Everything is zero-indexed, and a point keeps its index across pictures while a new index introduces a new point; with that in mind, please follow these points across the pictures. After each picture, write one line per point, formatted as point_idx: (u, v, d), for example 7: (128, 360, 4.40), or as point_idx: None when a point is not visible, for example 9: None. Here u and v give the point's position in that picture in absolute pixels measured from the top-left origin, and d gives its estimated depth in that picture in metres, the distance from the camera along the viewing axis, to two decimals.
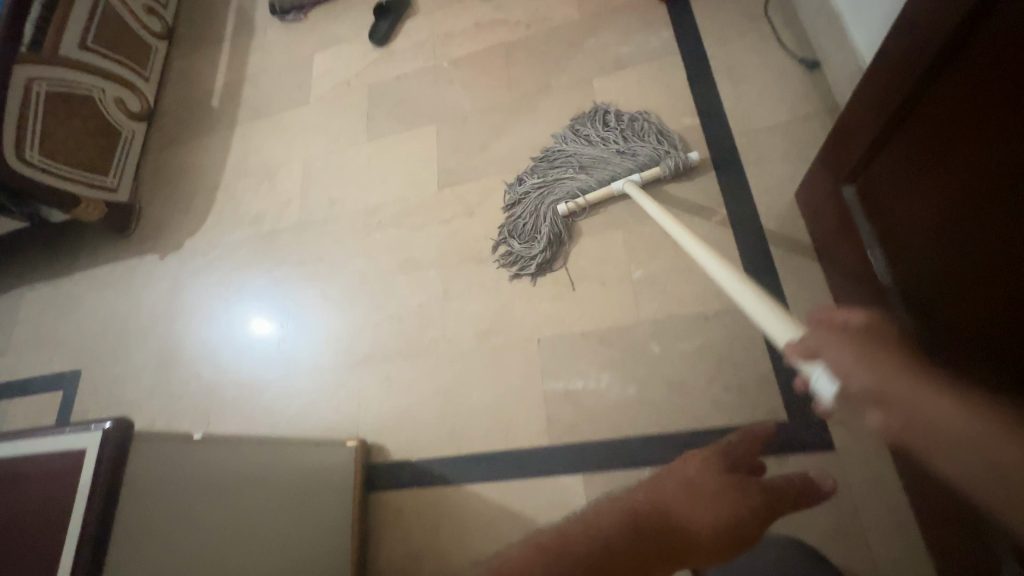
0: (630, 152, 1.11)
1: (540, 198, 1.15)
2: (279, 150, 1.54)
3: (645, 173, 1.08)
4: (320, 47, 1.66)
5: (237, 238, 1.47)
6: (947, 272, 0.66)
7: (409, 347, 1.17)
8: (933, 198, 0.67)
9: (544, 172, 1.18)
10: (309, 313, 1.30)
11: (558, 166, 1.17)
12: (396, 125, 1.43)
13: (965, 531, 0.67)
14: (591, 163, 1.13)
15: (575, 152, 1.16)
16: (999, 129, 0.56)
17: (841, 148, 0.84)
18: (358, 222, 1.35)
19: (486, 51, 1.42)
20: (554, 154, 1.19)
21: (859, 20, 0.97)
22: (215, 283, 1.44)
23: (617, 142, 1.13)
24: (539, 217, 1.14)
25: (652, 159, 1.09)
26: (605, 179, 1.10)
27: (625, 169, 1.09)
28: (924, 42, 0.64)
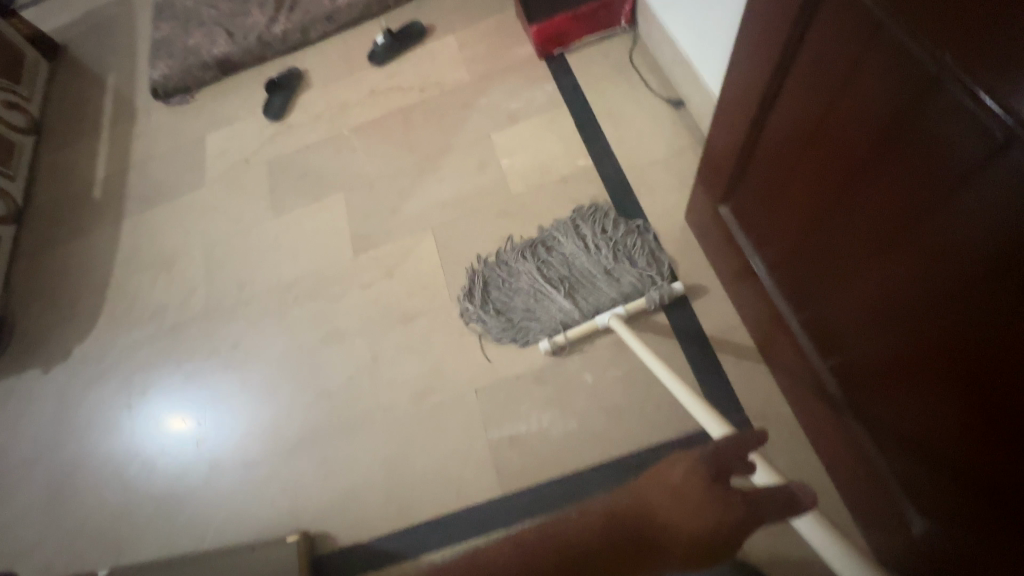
0: (618, 276, 1.07)
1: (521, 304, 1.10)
2: (178, 237, 1.46)
3: (634, 308, 1.03)
4: (212, 127, 1.62)
5: (137, 337, 1.35)
6: (822, 272, 0.73)
7: (344, 422, 1.12)
8: (788, 213, 0.77)
9: (533, 263, 1.13)
10: (229, 406, 1.20)
11: (548, 276, 1.11)
12: (303, 197, 1.41)
13: (878, 495, 0.76)
14: (580, 275, 1.09)
15: (568, 253, 1.12)
16: (832, 149, 0.63)
17: (710, 175, 0.95)
18: (274, 301, 1.29)
19: (384, 116, 1.46)
20: (545, 259, 1.13)
21: (706, 65, 1.11)
22: (116, 390, 1.29)
23: (610, 259, 1.09)
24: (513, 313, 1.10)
25: (638, 293, 1.06)
26: (589, 307, 1.05)
27: (610, 298, 1.06)
28: (747, 87, 0.75)
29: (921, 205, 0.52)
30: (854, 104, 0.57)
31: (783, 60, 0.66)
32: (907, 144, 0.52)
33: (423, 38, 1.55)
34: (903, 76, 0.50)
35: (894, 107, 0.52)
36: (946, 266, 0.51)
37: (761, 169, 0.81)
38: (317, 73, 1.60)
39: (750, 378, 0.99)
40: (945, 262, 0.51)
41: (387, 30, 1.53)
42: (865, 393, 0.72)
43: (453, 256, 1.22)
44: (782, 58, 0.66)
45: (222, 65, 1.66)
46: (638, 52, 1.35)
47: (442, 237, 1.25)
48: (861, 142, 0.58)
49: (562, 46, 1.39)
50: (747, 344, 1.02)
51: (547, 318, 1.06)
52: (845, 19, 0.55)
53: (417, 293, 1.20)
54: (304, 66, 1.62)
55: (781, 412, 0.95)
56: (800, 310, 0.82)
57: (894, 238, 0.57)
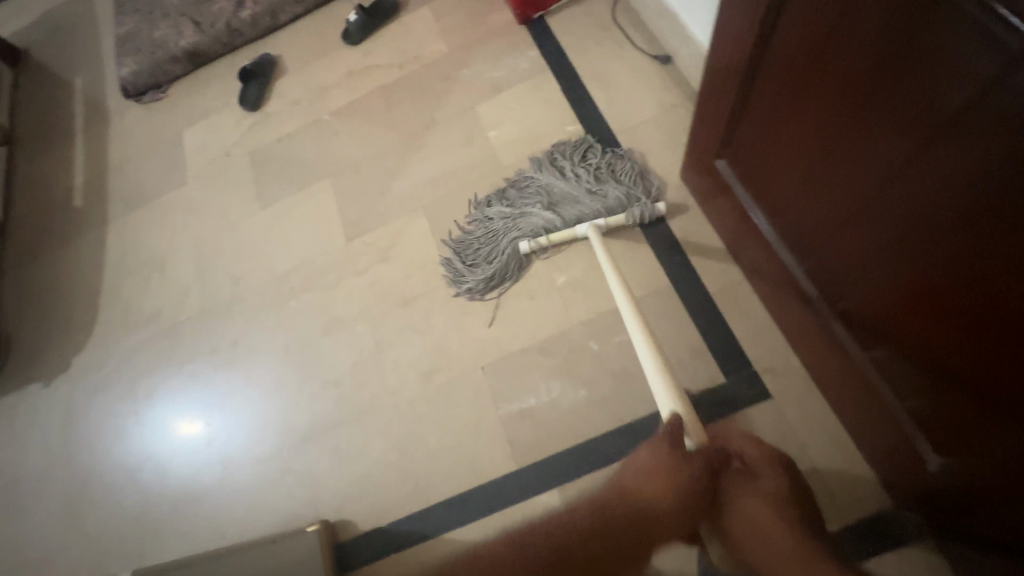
0: (598, 192, 1.10)
1: (503, 224, 1.13)
2: (165, 238, 1.43)
3: (612, 219, 1.06)
4: (188, 122, 1.57)
5: (135, 342, 1.33)
6: (824, 215, 0.71)
7: (353, 409, 1.11)
8: (786, 159, 0.75)
9: (511, 199, 1.16)
10: (236, 402, 1.20)
11: (529, 195, 1.15)
12: (288, 186, 1.38)
13: (891, 435, 0.76)
14: (559, 196, 1.12)
15: (545, 182, 1.14)
16: (829, 86, 0.61)
17: (705, 130, 0.92)
18: (270, 295, 1.27)
19: (364, 97, 1.42)
20: (528, 181, 1.16)
21: (695, 16, 1.07)
22: (120, 396, 1.28)
23: (592, 179, 1.11)
24: (497, 245, 1.11)
25: (618, 206, 1.08)
26: (570, 221, 1.08)
27: (591, 212, 1.08)
28: (738, 29, 0.72)
29: (927, 132, 0.51)
30: (851, 36, 0.55)
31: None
32: (910, 68, 0.50)
33: (398, 13, 1.49)
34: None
35: (896, 33, 0.50)
36: (955, 193, 0.50)
37: (756, 116, 0.78)
38: (291, 57, 1.54)
39: (756, 332, 0.98)
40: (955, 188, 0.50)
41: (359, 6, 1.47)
42: (874, 334, 0.71)
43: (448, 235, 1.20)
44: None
45: (192, 57, 1.60)
46: (621, 8, 1.30)
47: (435, 216, 1.22)
48: (859, 73, 0.56)
49: (542, 8, 1.33)
50: (751, 299, 1.01)
51: (527, 231, 1.10)
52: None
53: (415, 275, 1.18)
54: (277, 51, 1.57)
55: (789, 363, 0.95)
56: (803, 258, 0.80)
57: (898, 170, 0.56)
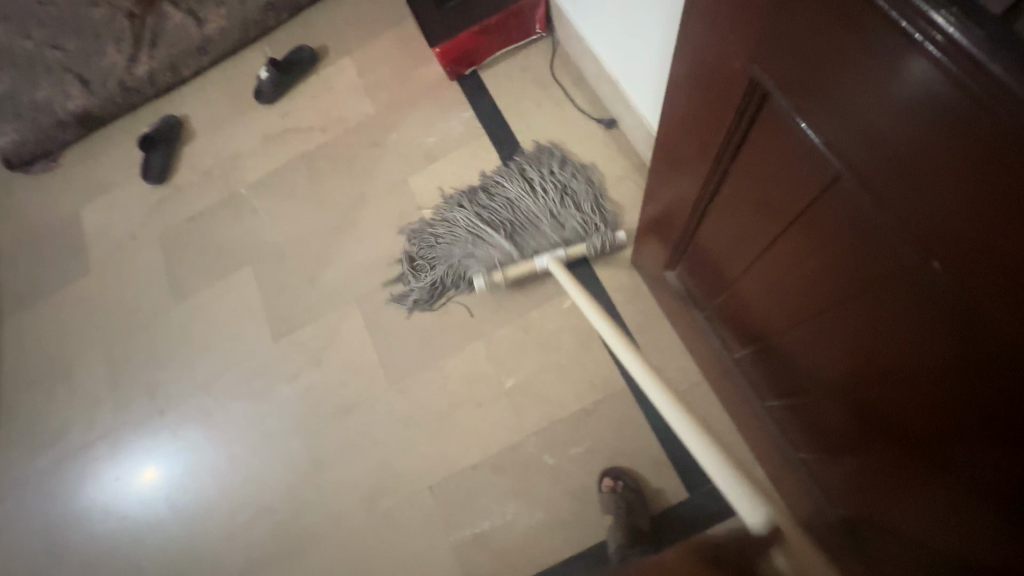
0: (559, 216, 1.02)
1: (461, 234, 1.05)
2: (71, 338, 1.27)
3: (571, 250, 0.99)
4: (86, 198, 1.38)
5: (42, 464, 1.18)
6: (804, 364, 0.60)
7: (291, 541, 1.00)
8: (752, 302, 0.64)
9: (476, 207, 1.07)
10: (161, 534, 1.07)
11: (496, 204, 1.06)
12: (205, 275, 1.23)
13: None
14: (521, 213, 1.03)
15: (512, 194, 1.05)
16: (811, 257, 0.48)
17: (656, 241, 0.82)
18: (192, 404, 1.14)
19: (284, 167, 1.27)
20: (496, 189, 1.08)
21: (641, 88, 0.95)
22: (31, 528, 1.14)
23: (557, 202, 1.03)
24: (449, 255, 1.05)
25: (575, 237, 1.01)
26: (526, 252, 0.99)
27: (549, 242, 1.00)
28: (682, 165, 0.60)
29: (957, 350, 0.37)
30: (826, 221, 0.43)
31: (730, 136, 0.48)
32: (901, 289, 0.39)
33: (316, 67, 1.34)
34: (914, 225, 0.34)
35: (887, 243, 0.38)
36: (978, 442, 0.40)
37: (711, 249, 0.67)
38: (200, 119, 1.37)
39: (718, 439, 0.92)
40: (977, 434, 0.40)
41: (270, 61, 1.31)
42: (857, 495, 0.62)
43: (384, 333, 1.08)
44: (725, 143, 0.49)
45: (84, 120, 1.41)
46: (559, 63, 1.18)
47: (369, 310, 1.10)
48: (853, 262, 0.43)
49: (475, 63, 1.20)
50: (712, 401, 0.94)
51: (483, 248, 1.01)
52: (821, 126, 0.37)
53: (351, 380, 1.07)
54: (182, 112, 1.39)
55: (753, 475, 0.89)
56: (779, 393, 0.71)
57: (903, 377, 0.45)
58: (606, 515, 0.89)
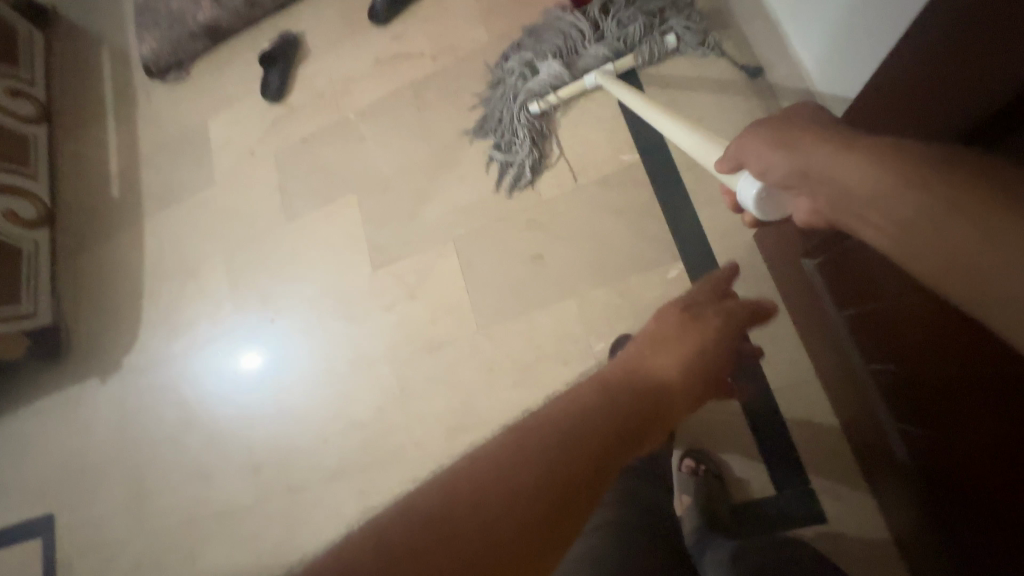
0: (613, 35, 1.03)
1: (516, 81, 1.09)
2: (199, 243, 1.40)
3: (622, 63, 1.02)
4: (212, 110, 1.46)
5: (177, 349, 1.36)
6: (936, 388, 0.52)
7: (376, 456, 1.10)
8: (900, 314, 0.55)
9: (533, 48, 1.10)
10: (269, 425, 1.22)
11: (545, 38, 1.09)
12: (314, 198, 1.28)
13: None
14: (576, 41, 1.06)
15: (561, 23, 1.08)
16: None
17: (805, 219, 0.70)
18: (298, 318, 1.24)
19: (392, 95, 1.25)
20: (544, 27, 1.10)
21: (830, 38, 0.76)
22: (169, 402, 1.34)
23: (607, 16, 1.04)
24: (512, 104, 1.09)
25: (627, 50, 1.03)
26: (578, 70, 1.05)
27: (603, 58, 1.04)
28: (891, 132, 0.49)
29: None
30: None
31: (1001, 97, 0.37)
32: None
33: None
34: None
35: None
36: None
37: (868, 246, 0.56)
38: (316, 37, 1.37)
39: (820, 443, 0.84)
40: None
41: None
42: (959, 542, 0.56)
43: (478, 278, 1.08)
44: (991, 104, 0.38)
45: (212, 32, 1.45)
46: None
47: (464, 253, 1.10)
48: None
49: None
50: (822, 402, 0.85)
51: (536, 82, 1.07)
52: None
53: (442, 319, 1.10)
54: (299, 29, 1.39)
55: (855, 488, 0.82)
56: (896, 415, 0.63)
57: None
58: (683, 497, 0.89)
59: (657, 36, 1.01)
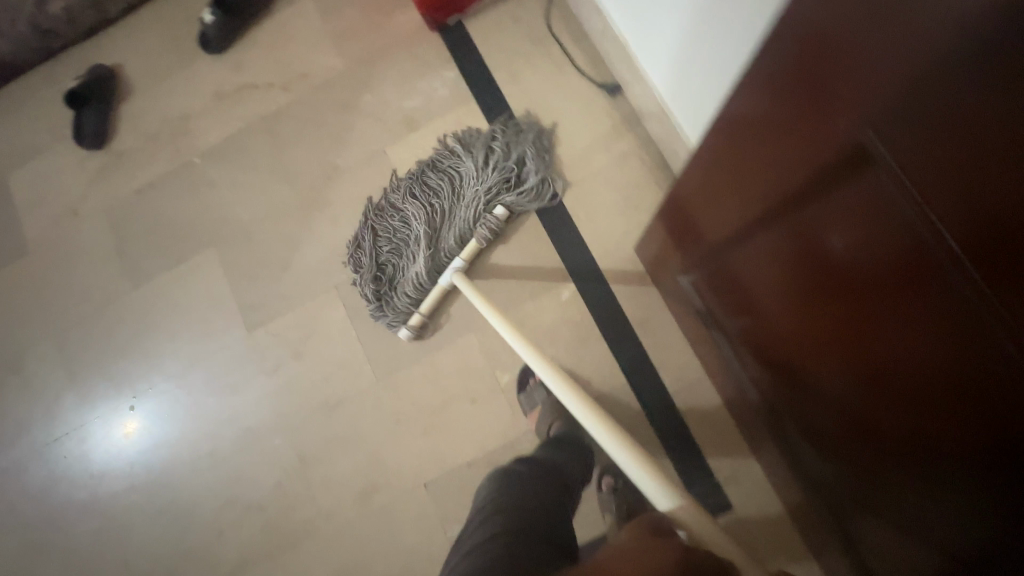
0: (469, 214, 0.94)
1: (388, 232, 0.98)
2: (17, 328, 1.15)
3: (468, 254, 0.93)
4: (10, 163, 1.20)
5: (5, 461, 1.11)
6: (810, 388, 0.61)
7: (281, 538, 0.98)
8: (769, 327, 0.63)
9: (410, 189, 0.98)
10: (146, 530, 1.04)
11: (426, 192, 0.97)
12: (162, 257, 1.11)
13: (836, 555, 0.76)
14: (440, 205, 0.96)
15: (447, 183, 0.97)
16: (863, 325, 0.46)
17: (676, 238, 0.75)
18: (164, 401, 1.07)
19: (241, 132, 1.11)
20: (434, 172, 0.98)
21: (686, 69, 0.76)
22: (5, 528, 1.08)
23: (485, 191, 0.94)
24: (377, 254, 0.98)
25: (474, 233, 0.95)
26: (436, 262, 0.94)
27: (456, 250, 0.94)
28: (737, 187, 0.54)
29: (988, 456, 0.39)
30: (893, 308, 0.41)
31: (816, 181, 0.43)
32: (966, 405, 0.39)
33: (270, 8, 1.14)
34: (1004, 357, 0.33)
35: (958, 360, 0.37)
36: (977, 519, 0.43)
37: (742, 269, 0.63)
38: (136, 69, 1.18)
39: (716, 435, 0.90)
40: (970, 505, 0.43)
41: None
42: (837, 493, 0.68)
43: (369, 324, 1.01)
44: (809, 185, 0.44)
45: None
46: (555, 13, 1.04)
47: (349, 300, 1.02)
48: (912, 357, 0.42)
49: (458, 12, 1.04)
50: (713, 397, 0.91)
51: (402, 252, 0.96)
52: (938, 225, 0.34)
53: (335, 375, 1.01)
54: (113, 60, 1.19)
55: (750, 470, 0.88)
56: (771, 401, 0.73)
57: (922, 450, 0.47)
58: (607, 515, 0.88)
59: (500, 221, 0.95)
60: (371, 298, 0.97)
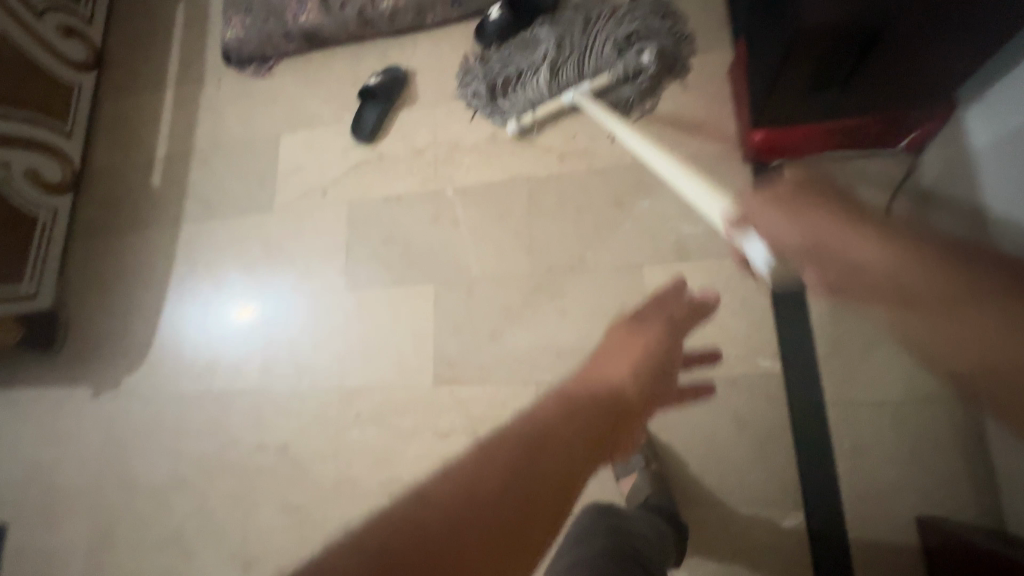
0: (605, 58, 1.02)
1: (513, 53, 1.10)
2: (238, 272, 1.23)
3: (598, 82, 1.01)
4: (288, 124, 1.28)
5: (184, 388, 1.20)
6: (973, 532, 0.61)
7: None
8: None
9: (538, 22, 1.10)
10: (270, 519, 1.06)
11: (558, 26, 1.08)
12: (383, 270, 1.11)
13: None
14: (572, 37, 1.05)
15: (579, 25, 1.06)
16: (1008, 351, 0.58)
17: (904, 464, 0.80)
18: (331, 409, 1.08)
19: (503, 185, 1.08)
20: (566, 13, 1.09)
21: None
22: (162, 447, 1.17)
23: (619, 37, 1.02)
24: (505, 66, 1.10)
25: (605, 69, 1.02)
26: (560, 84, 1.04)
27: (581, 76, 1.03)
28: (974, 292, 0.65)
29: None
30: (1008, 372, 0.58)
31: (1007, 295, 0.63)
32: None
33: None
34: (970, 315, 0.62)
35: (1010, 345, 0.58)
36: None
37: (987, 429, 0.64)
38: (428, 83, 1.19)
39: None
40: None
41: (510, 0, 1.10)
42: None
43: None
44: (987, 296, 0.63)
45: (310, 38, 1.27)
46: (906, 200, 0.86)
47: None
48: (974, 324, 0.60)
49: (789, 155, 0.90)
50: None
51: (526, 80, 1.07)
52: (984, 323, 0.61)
53: None
54: (410, 66, 1.21)
55: None
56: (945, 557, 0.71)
57: None
58: None
59: (630, 56, 1.00)
60: (492, 105, 1.11)
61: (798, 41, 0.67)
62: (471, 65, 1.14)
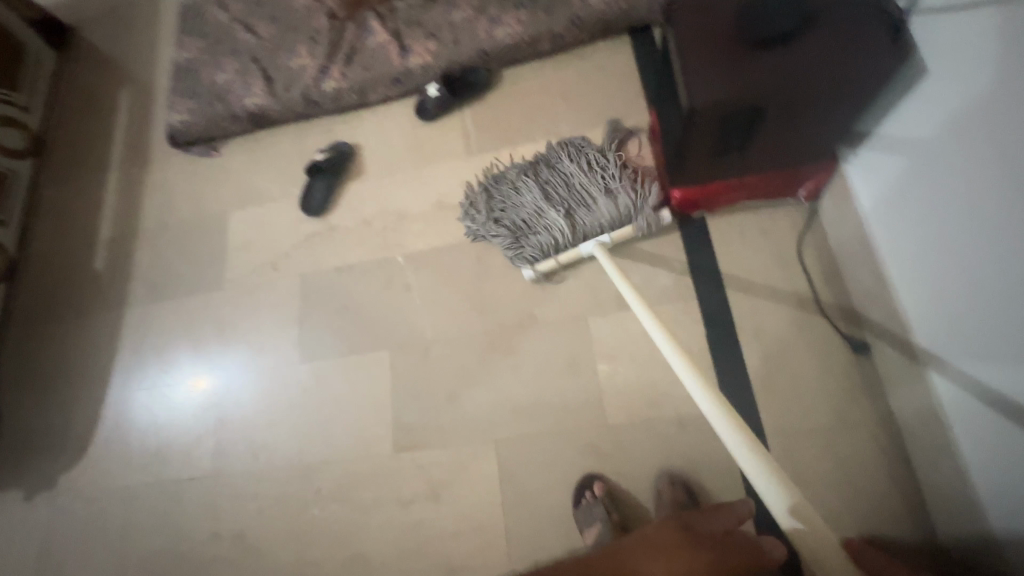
0: (619, 207, 0.98)
1: (514, 200, 1.05)
2: (188, 352, 1.21)
3: (618, 234, 0.97)
4: (237, 202, 1.30)
5: (130, 482, 1.14)
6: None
7: None
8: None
9: (529, 172, 1.06)
10: None
11: (556, 173, 1.04)
12: (339, 340, 1.12)
13: None
14: (577, 182, 1.02)
15: (577, 170, 1.03)
16: None
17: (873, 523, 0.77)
18: (290, 487, 1.05)
19: (451, 249, 1.12)
20: (559, 155, 1.06)
21: (931, 249, 0.73)
22: (106, 549, 1.10)
23: (624, 179, 1.00)
24: (514, 213, 1.04)
25: (622, 214, 0.98)
26: (579, 234, 0.99)
27: (600, 223, 0.98)
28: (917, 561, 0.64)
29: None
30: None
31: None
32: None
33: (513, 140, 1.17)
34: None
35: None
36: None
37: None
38: (375, 156, 1.25)
39: None
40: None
41: (444, 77, 1.20)
42: None
43: (518, 497, 0.95)
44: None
45: (256, 118, 1.31)
46: (812, 242, 0.97)
47: (506, 462, 0.97)
48: None
49: (707, 209, 1.00)
50: None
51: (536, 232, 1.01)
52: None
53: (467, 535, 0.95)
54: (356, 141, 1.27)
55: None
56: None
57: None
58: None
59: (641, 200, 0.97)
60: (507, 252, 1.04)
61: (695, 117, 0.74)
62: (473, 223, 1.08)
